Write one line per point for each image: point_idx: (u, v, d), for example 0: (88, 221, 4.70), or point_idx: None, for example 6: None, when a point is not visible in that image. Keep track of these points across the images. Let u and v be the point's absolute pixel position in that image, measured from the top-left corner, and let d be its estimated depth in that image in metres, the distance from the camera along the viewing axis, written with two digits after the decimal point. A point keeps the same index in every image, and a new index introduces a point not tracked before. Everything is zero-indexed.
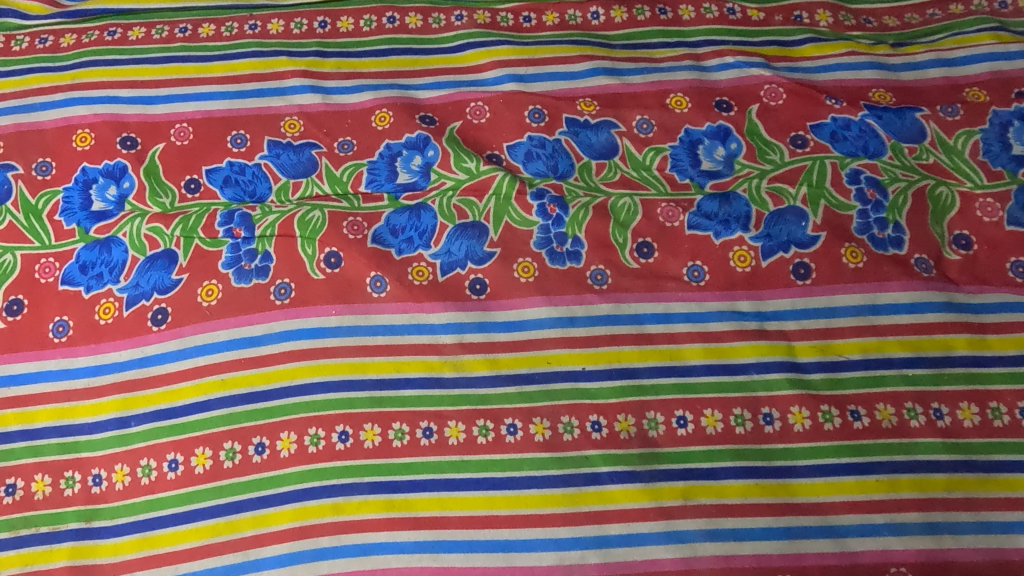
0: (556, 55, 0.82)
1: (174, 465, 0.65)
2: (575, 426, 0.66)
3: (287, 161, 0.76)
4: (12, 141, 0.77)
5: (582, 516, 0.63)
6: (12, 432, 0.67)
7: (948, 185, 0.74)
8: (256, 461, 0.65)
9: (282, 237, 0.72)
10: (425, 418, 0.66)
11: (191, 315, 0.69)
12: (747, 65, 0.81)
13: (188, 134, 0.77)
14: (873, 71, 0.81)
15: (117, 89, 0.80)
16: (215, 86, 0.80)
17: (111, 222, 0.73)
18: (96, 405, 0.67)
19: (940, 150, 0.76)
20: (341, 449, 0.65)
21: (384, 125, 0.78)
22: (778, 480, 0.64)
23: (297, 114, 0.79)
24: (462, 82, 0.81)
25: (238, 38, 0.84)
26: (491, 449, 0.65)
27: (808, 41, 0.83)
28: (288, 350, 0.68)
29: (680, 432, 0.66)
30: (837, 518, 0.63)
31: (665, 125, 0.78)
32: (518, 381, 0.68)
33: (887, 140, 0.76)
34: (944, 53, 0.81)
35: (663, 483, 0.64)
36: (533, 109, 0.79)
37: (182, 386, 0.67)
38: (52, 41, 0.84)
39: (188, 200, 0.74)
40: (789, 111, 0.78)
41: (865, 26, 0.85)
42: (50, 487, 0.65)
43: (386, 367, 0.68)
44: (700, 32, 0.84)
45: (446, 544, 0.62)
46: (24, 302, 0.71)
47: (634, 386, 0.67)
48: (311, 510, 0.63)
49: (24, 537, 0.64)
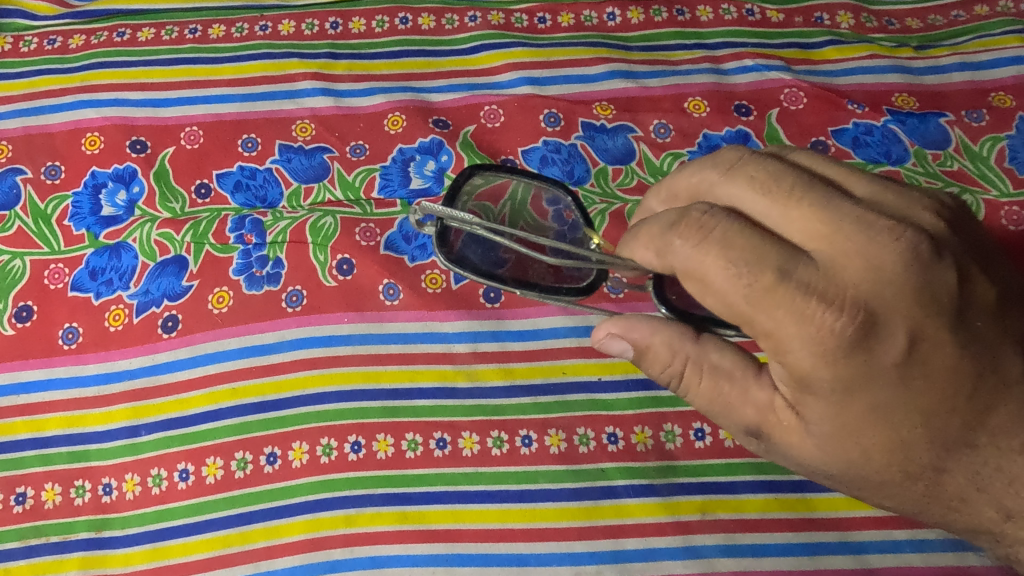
0: (572, 56, 0.81)
1: (185, 474, 0.64)
2: (591, 437, 0.65)
3: (299, 165, 0.75)
4: (21, 145, 0.77)
5: (597, 530, 0.62)
6: (21, 440, 0.66)
7: (973, 192, 0.72)
8: (267, 472, 0.64)
9: (294, 243, 0.71)
10: (439, 428, 0.65)
11: (202, 322, 0.68)
12: (767, 69, 0.79)
13: (198, 138, 0.76)
14: (896, 75, 0.79)
15: (127, 91, 0.79)
16: (226, 88, 0.79)
17: (121, 227, 0.72)
18: (107, 413, 0.67)
19: (965, 156, 0.74)
20: (354, 459, 0.64)
21: (397, 128, 0.77)
22: (797, 495, 0.63)
23: (309, 118, 0.77)
24: (476, 84, 0.80)
25: (248, 39, 0.82)
26: (506, 460, 0.64)
27: (830, 44, 0.81)
28: (299, 359, 0.67)
29: (698, 445, 0.65)
30: (858, 534, 0.62)
31: (684, 130, 0.76)
32: (532, 391, 0.67)
33: (910, 146, 0.74)
34: (969, 56, 0.80)
35: (681, 497, 0.63)
36: (548, 113, 0.77)
37: (192, 394, 0.67)
38: (61, 42, 0.83)
39: (198, 205, 0.73)
40: (810, 116, 0.77)
41: (888, 28, 0.83)
42: (61, 496, 0.65)
43: (399, 376, 0.67)
44: (718, 34, 0.83)
45: (460, 557, 0.61)
46: (33, 308, 0.70)
47: (652, 398, 0.66)
48: (323, 521, 0.62)
49: (34, 546, 0.63)
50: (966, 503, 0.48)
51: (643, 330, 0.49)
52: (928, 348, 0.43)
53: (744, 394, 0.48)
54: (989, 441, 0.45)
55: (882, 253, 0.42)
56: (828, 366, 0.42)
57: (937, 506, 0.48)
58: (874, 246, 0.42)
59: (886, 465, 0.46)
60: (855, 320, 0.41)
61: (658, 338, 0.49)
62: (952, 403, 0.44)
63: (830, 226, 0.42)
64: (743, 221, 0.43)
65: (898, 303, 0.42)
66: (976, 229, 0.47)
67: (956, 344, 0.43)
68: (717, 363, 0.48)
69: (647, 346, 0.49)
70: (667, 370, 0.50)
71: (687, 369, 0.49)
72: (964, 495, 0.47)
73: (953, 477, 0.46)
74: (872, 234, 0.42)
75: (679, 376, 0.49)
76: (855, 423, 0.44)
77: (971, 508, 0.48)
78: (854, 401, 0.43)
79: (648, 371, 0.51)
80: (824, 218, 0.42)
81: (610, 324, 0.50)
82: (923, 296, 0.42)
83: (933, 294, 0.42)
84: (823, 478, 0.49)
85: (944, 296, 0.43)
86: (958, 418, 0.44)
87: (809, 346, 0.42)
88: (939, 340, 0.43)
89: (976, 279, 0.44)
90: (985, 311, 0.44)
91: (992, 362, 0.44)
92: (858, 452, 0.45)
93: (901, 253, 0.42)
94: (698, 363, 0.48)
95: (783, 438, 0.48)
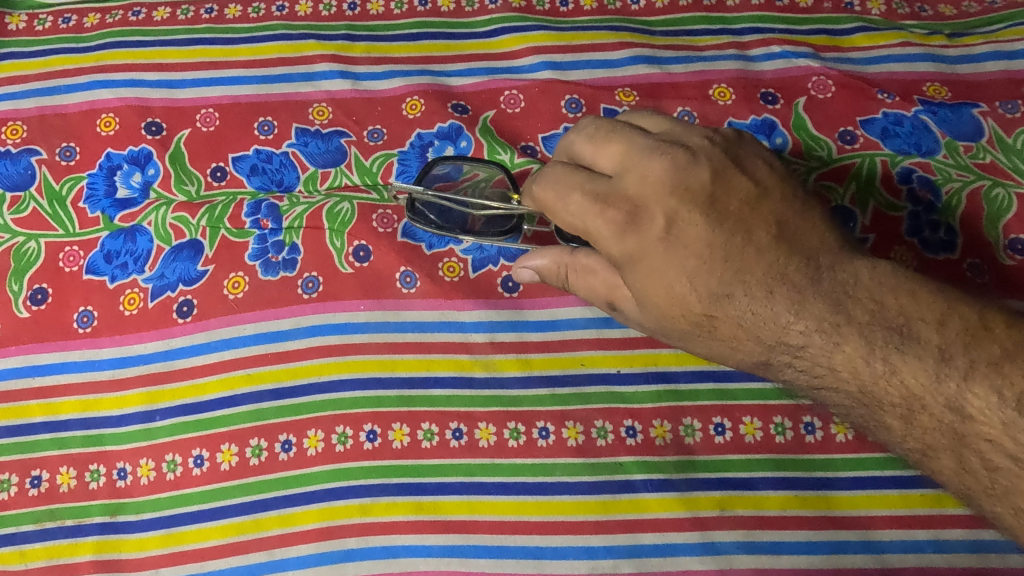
0: (594, 41, 0.79)
1: (199, 461, 0.64)
2: (609, 431, 0.64)
3: (315, 149, 0.74)
4: (36, 126, 0.76)
5: (614, 524, 0.61)
6: (36, 423, 0.66)
7: (1005, 185, 0.70)
8: (283, 459, 0.64)
9: (310, 229, 0.70)
10: (454, 419, 0.65)
11: (217, 308, 0.68)
12: (794, 56, 0.77)
13: (213, 120, 0.75)
14: (927, 64, 0.77)
15: (141, 72, 0.78)
16: (242, 70, 0.78)
17: (136, 210, 0.72)
18: (122, 398, 0.66)
19: (997, 149, 0.72)
20: (369, 448, 0.64)
21: (415, 113, 0.75)
22: (817, 492, 0.62)
23: (325, 101, 0.76)
24: (496, 68, 0.78)
25: (264, 20, 0.81)
26: (522, 452, 0.64)
27: (860, 31, 0.79)
28: (314, 346, 0.66)
29: (718, 440, 0.64)
30: (878, 533, 0.61)
31: (708, 118, 0.74)
32: (550, 382, 0.66)
33: (941, 137, 0.73)
34: (1004, 45, 0.77)
35: (699, 492, 0.62)
36: (570, 99, 0.76)
37: (206, 379, 0.66)
38: (75, 21, 0.81)
39: (213, 188, 0.73)
40: (839, 104, 0.75)
41: (920, 15, 0.81)
42: (75, 480, 0.65)
43: (415, 365, 0.66)
44: (744, 20, 0.80)
45: (475, 549, 0.61)
46: (48, 291, 0.69)
47: (672, 391, 0.65)
48: (338, 510, 0.62)
49: (50, 529, 0.63)
50: (738, 343, 0.53)
51: (535, 257, 0.60)
52: (684, 224, 0.53)
53: (604, 281, 0.57)
54: (741, 287, 0.52)
55: (651, 167, 0.54)
56: (612, 242, 0.53)
57: (719, 347, 0.54)
58: (646, 163, 0.54)
59: (670, 313, 0.54)
60: (626, 210, 0.53)
61: (544, 259, 0.59)
62: (705, 261, 0.52)
63: (623, 156, 0.55)
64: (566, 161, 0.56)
65: (656, 195, 0.53)
66: (740, 146, 0.58)
67: (705, 220, 0.53)
68: (586, 264, 0.57)
69: (541, 268, 0.60)
70: (561, 280, 0.60)
71: (569, 275, 0.59)
72: (734, 333, 0.53)
73: (723, 320, 0.53)
74: (646, 156, 0.54)
75: (567, 282, 0.59)
76: (645, 283, 0.53)
77: (742, 346, 0.53)
78: (638, 266, 0.53)
79: (554, 287, 0.61)
80: (619, 150, 0.55)
81: (517, 259, 0.62)
82: (676, 189, 0.53)
83: (686, 189, 0.53)
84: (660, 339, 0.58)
85: (696, 189, 0.54)
86: (710, 272, 0.52)
87: (605, 239, 0.53)
88: (690, 218, 0.53)
89: (728, 177, 0.55)
90: (738, 198, 0.54)
91: (740, 231, 0.53)
92: (651, 306, 0.54)
93: (665, 165, 0.54)
94: (574, 267, 0.58)
95: (627, 310, 0.57)
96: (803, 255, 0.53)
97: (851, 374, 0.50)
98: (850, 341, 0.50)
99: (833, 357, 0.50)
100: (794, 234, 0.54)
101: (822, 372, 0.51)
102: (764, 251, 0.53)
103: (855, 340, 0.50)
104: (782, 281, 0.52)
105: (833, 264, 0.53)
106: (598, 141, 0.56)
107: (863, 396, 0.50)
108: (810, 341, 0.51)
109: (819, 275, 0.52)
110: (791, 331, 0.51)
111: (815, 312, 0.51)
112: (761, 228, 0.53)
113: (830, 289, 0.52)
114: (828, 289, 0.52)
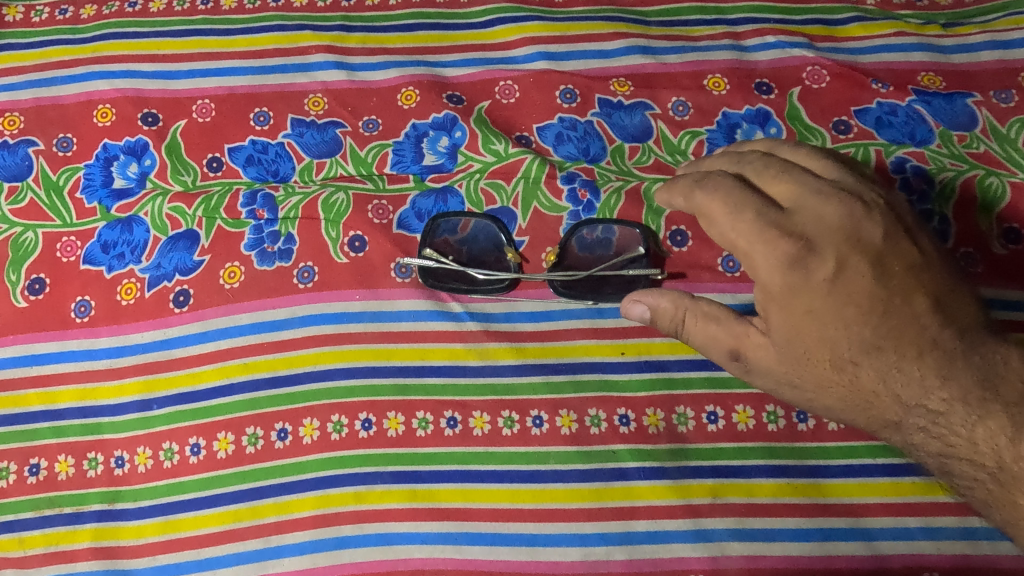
0: (589, 31, 0.79)
1: (196, 448, 0.65)
2: (603, 419, 0.65)
3: (311, 140, 0.74)
4: (33, 117, 0.76)
5: (606, 511, 0.62)
6: (35, 412, 0.67)
7: (999, 175, 0.70)
8: (279, 447, 0.64)
9: (306, 219, 0.71)
10: (450, 407, 0.65)
11: (214, 297, 0.68)
12: (789, 46, 0.77)
13: (210, 111, 0.76)
14: (922, 53, 0.77)
15: (138, 64, 0.78)
16: (238, 61, 0.78)
17: (133, 200, 0.72)
18: (119, 387, 0.67)
19: (992, 138, 0.72)
20: (364, 437, 0.64)
21: (411, 103, 0.75)
22: (809, 480, 0.63)
23: (321, 91, 0.76)
24: (491, 59, 0.78)
25: (260, 11, 0.81)
26: (516, 440, 0.64)
27: (855, 20, 0.79)
28: (310, 335, 0.67)
29: (710, 428, 0.64)
30: (869, 521, 0.61)
31: (703, 108, 0.75)
32: (545, 370, 0.66)
33: (935, 127, 0.73)
34: (999, 34, 0.77)
35: (692, 480, 0.62)
36: (565, 89, 0.76)
37: (203, 368, 0.66)
38: (72, 12, 0.82)
39: (210, 178, 0.73)
40: (832, 94, 0.75)
41: (916, 5, 0.81)
42: (73, 468, 0.65)
43: (411, 354, 0.67)
44: (740, 9, 0.80)
45: (469, 536, 0.61)
46: (46, 281, 0.70)
47: (664, 380, 0.66)
48: (333, 498, 0.62)
49: (48, 517, 0.64)
50: (876, 399, 0.54)
51: (655, 294, 0.58)
52: (852, 274, 0.53)
53: (729, 330, 0.56)
54: (892, 344, 0.53)
55: (828, 210, 0.53)
56: (775, 273, 0.53)
57: (852, 400, 0.54)
58: (823, 206, 0.53)
59: (813, 358, 0.54)
60: (799, 245, 0.52)
61: (662, 297, 0.58)
62: (863, 313, 0.53)
63: (796, 193, 0.54)
64: (736, 178, 0.55)
65: (829, 239, 0.53)
66: (908, 214, 0.57)
67: (871, 273, 0.53)
68: (710, 310, 0.56)
69: (657, 307, 0.58)
70: (674, 324, 0.58)
71: (687, 319, 0.57)
72: (873, 388, 0.53)
73: (864, 373, 0.53)
74: (824, 198, 0.54)
75: (683, 327, 0.58)
76: (796, 323, 0.53)
77: (878, 403, 0.54)
78: (793, 302, 0.53)
79: (663, 331, 0.59)
80: (792, 188, 0.54)
81: (630, 292, 0.60)
82: (849, 237, 0.53)
83: (859, 240, 0.53)
84: (781, 395, 0.57)
85: (868, 242, 0.53)
86: (865, 325, 0.53)
87: (768, 267, 0.53)
88: (858, 269, 0.53)
89: (898, 239, 0.54)
90: (904, 261, 0.54)
91: (901, 292, 0.53)
92: (796, 349, 0.54)
93: (840, 212, 0.53)
94: (696, 312, 0.57)
95: (753, 356, 0.56)
96: (955, 327, 0.53)
97: (992, 450, 0.50)
98: (995, 417, 0.50)
99: (973, 429, 0.51)
100: (950, 307, 0.54)
101: (956, 441, 0.51)
102: (920, 317, 0.53)
103: (1000, 417, 0.50)
104: (932, 347, 0.53)
105: (983, 344, 0.53)
106: (767, 176, 0.55)
107: (999, 471, 0.49)
108: (952, 410, 0.51)
109: (968, 348, 0.53)
110: (933, 396, 0.52)
111: (960, 381, 0.52)
112: (920, 295, 0.53)
113: (978, 363, 0.52)
114: (976, 364, 0.52)
